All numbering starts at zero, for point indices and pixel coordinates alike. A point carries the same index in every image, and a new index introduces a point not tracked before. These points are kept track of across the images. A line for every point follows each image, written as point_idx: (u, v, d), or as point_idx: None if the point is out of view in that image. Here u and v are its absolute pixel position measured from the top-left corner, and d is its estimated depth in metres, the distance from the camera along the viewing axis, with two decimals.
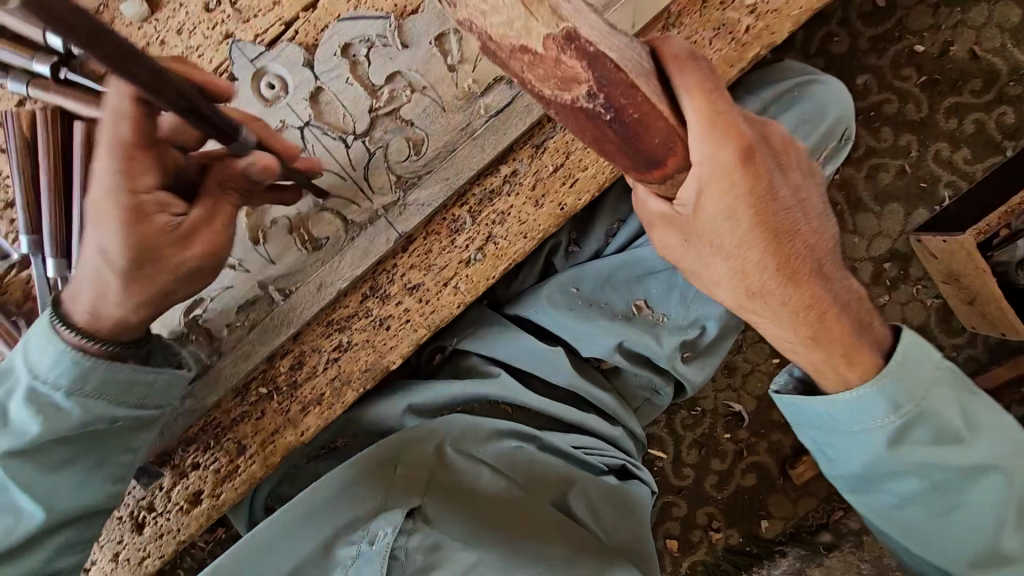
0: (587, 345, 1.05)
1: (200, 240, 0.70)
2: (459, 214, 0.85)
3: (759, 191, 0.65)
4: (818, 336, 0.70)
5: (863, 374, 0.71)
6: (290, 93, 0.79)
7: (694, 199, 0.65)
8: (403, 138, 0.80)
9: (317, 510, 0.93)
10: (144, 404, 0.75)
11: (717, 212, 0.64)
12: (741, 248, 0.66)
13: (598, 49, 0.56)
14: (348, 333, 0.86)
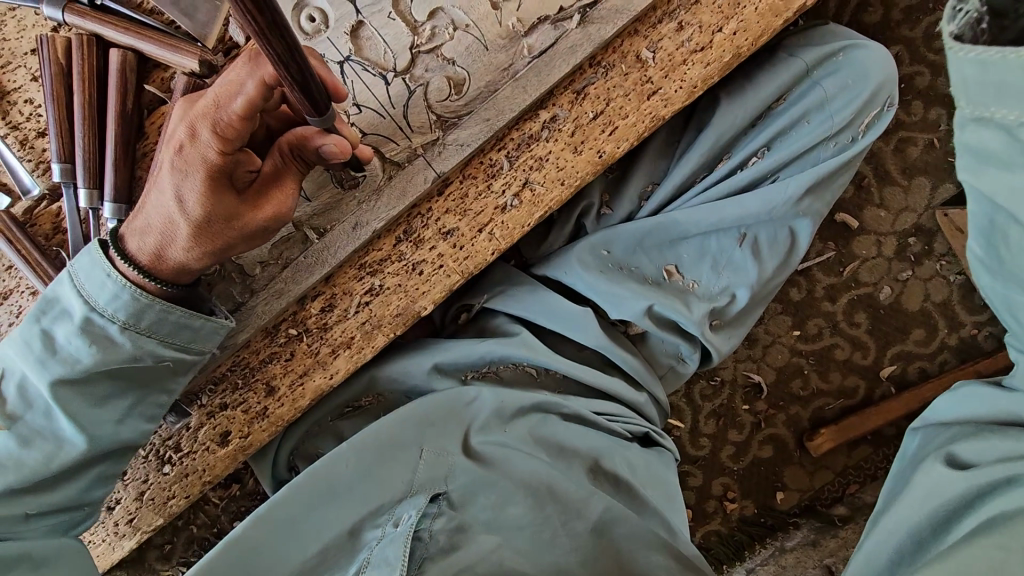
0: (616, 309, 1.03)
1: (271, 203, 0.75)
2: (496, 157, 0.84)
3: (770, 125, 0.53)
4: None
5: None
6: (331, 26, 0.78)
7: None
8: (443, 75, 0.79)
9: (346, 479, 0.94)
10: (186, 347, 0.77)
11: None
12: None
13: None
14: (380, 277, 0.85)
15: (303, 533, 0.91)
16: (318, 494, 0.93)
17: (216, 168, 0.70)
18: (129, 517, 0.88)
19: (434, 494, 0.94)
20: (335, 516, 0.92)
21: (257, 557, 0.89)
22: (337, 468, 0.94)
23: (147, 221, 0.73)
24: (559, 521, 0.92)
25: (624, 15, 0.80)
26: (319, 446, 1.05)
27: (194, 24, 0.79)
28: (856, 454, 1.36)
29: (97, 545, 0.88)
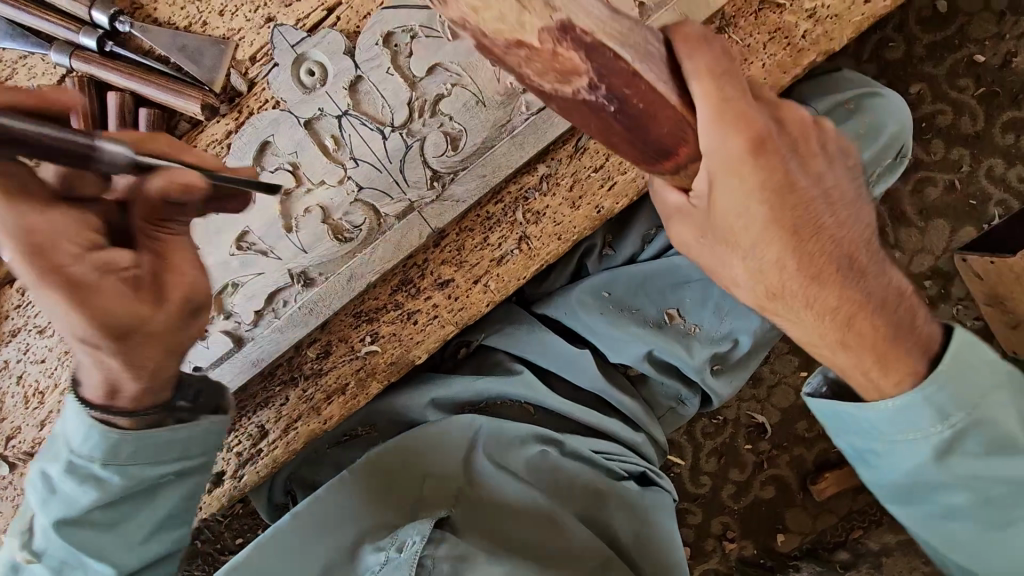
0: (615, 351, 1.05)
1: (174, 287, 0.65)
2: (493, 211, 0.83)
3: (773, 183, 0.59)
4: (887, 355, 0.63)
5: (899, 382, 0.63)
6: (328, 82, 0.77)
7: (706, 190, 0.61)
8: (442, 131, 0.78)
9: (349, 507, 0.95)
10: (186, 454, 0.72)
11: (746, 206, 0.59)
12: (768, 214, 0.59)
13: (596, 39, 0.54)
14: (376, 325, 0.86)
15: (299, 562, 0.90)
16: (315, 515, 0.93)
17: (80, 279, 0.60)
18: None
19: (438, 518, 0.93)
20: (330, 541, 0.92)
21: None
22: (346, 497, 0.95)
23: (81, 367, 0.67)
24: (563, 547, 0.92)
25: None
26: (310, 477, 1.07)
27: (200, 69, 0.79)
28: (862, 499, 1.33)
29: None
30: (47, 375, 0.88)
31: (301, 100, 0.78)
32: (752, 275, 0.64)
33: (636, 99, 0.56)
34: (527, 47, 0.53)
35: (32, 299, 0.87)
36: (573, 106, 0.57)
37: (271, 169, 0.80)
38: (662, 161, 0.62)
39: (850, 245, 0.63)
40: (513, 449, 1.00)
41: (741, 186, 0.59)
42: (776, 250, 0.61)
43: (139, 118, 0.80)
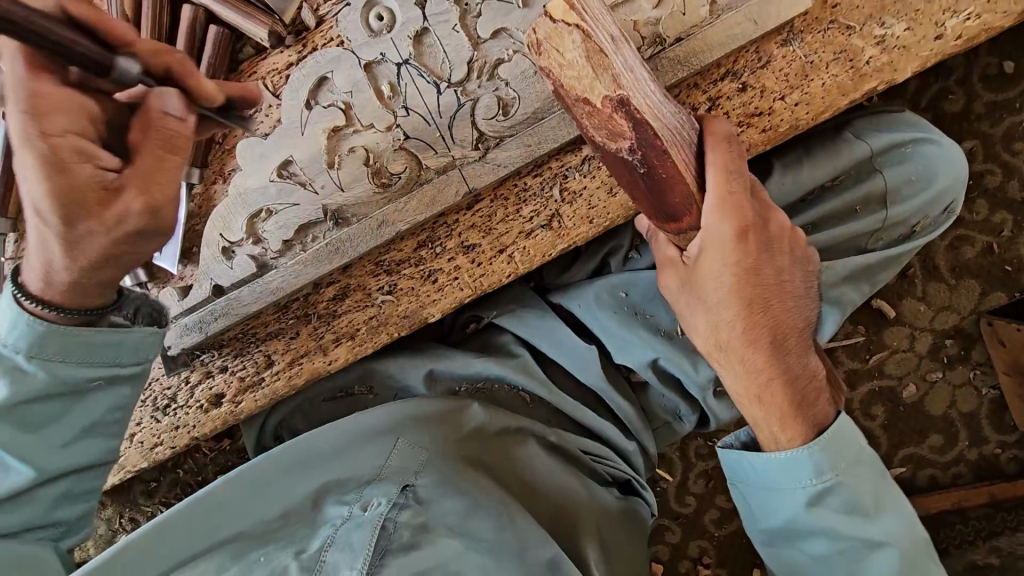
0: (623, 353, 1.03)
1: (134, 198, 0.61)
2: (530, 184, 0.84)
3: (747, 263, 0.69)
4: (787, 417, 0.72)
5: (791, 439, 0.72)
6: (395, 29, 0.79)
7: (696, 253, 0.70)
8: (496, 95, 0.79)
9: (325, 456, 0.91)
10: (117, 361, 0.66)
11: (717, 271, 0.69)
12: (728, 286, 0.69)
13: (644, 116, 0.62)
14: (395, 278, 0.87)
15: (262, 503, 0.88)
16: (288, 467, 0.90)
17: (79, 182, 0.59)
18: (117, 455, 0.92)
19: (405, 485, 0.86)
20: (293, 492, 0.89)
21: (226, 514, 0.87)
22: (326, 445, 0.92)
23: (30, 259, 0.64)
24: (519, 544, 0.82)
25: (688, 67, 0.77)
26: (299, 425, 1.08)
27: None
28: None
29: None
30: None
31: (365, 43, 0.80)
32: (709, 328, 0.72)
33: (663, 171, 0.65)
34: (591, 106, 0.62)
35: None
36: (611, 158, 0.66)
37: (325, 104, 0.81)
38: (668, 220, 0.70)
39: (789, 332, 0.72)
40: (496, 437, 0.97)
41: (721, 255, 0.68)
42: (733, 315, 0.70)
43: (208, 35, 0.83)
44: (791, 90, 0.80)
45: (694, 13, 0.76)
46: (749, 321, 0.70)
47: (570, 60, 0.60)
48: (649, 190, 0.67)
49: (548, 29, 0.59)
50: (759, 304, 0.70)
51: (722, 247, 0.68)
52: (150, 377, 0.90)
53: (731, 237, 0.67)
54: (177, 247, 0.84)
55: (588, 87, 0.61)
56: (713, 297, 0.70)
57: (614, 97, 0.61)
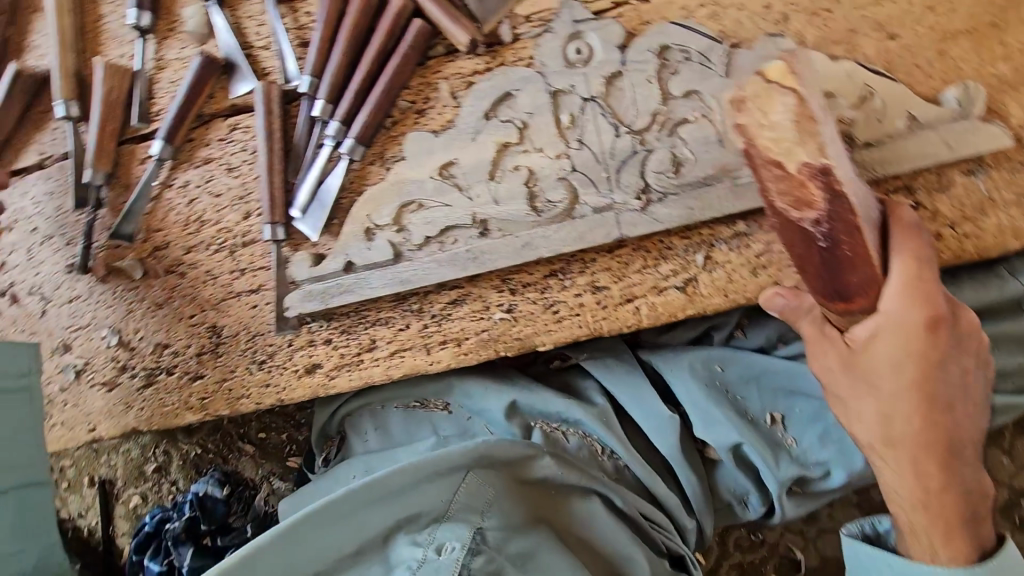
0: (706, 427, 1.00)
1: None
2: (677, 243, 0.83)
3: (931, 356, 0.69)
4: (953, 531, 0.74)
5: (951, 555, 0.74)
6: (590, 66, 0.81)
7: (865, 337, 0.71)
8: (672, 152, 0.79)
9: (397, 490, 0.90)
10: None
11: (887, 360, 0.70)
12: (903, 378, 0.70)
13: (842, 190, 0.61)
14: (518, 299, 0.86)
15: (338, 531, 0.87)
16: (357, 499, 0.87)
17: None
18: (204, 396, 0.93)
19: (475, 528, 0.86)
20: (367, 521, 0.88)
21: (308, 542, 0.85)
22: (396, 480, 0.89)
23: None
24: None
25: (872, 173, 0.76)
26: (365, 424, 1.11)
27: (480, 8, 0.85)
28: None
29: (166, 406, 0.94)
30: (214, 209, 0.92)
31: (559, 71, 0.81)
32: (871, 418, 0.74)
33: (847, 248, 0.64)
34: (783, 172, 0.62)
35: (235, 138, 0.92)
36: (795, 226, 0.66)
37: (502, 119, 0.83)
38: (835, 299, 0.70)
39: (961, 436, 0.73)
40: (559, 496, 0.97)
41: (892, 345, 0.69)
42: (912, 411, 0.71)
43: (410, 26, 0.85)
44: (965, 220, 0.78)
45: (891, 122, 0.75)
46: (919, 417, 0.71)
47: (774, 122, 0.60)
48: (826, 262, 0.67)
49: (760, 89, 0.60)
50: (931, 398, 0.71)
51: (902, 337, 0.69)
52: (258, 330, 0.92)
53: (914, 332, 0.69)
54: (323, 216, 0.87)
55: (785, 151, 0.60)
56: (883, 389, 0.72)
57: (818, 166, 0.60)
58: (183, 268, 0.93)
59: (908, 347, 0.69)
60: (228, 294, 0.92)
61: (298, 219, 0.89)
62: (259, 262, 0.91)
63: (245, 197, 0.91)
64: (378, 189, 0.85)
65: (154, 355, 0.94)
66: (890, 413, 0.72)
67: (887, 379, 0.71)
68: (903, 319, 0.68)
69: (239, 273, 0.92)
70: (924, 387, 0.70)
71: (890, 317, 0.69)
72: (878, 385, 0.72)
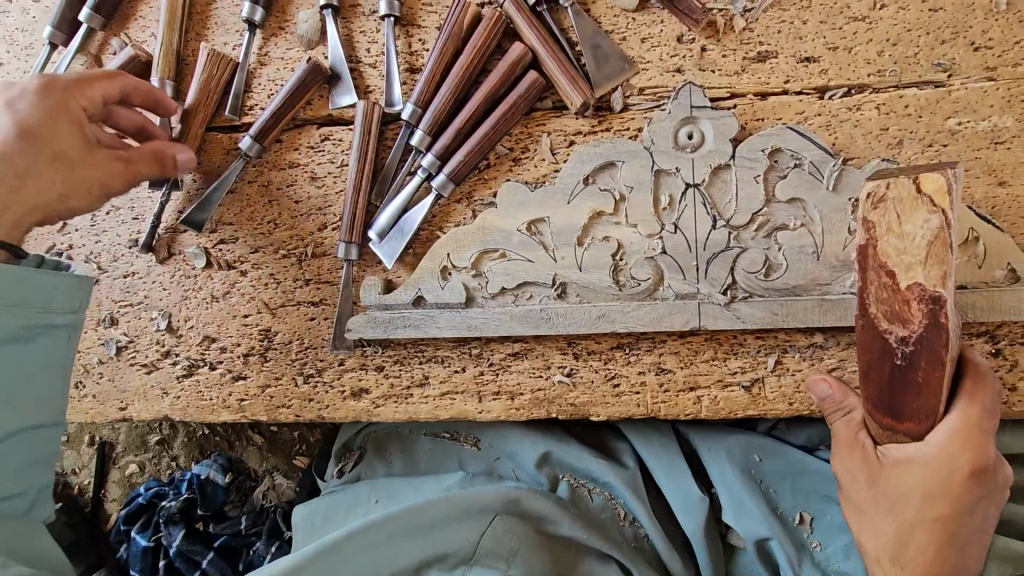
0: (739, 518, 0.97)
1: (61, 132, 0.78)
2: (749, 342, 0.83)
3: (959, 499, 0.68)
4: None
5: None
6: (700, 152, 0.80)
7: (902, 458, 0.69)
8: (766, 254, 0.79)
9: (428, 525, 0.91)
10: None
11: (914, 488, 0.69)
12: (928, 506, 0.69)
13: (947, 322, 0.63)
14: (582, 364, 0.86)
15: (372, 560, 0.89)
16: (394, 527, 0.90)
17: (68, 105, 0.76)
18: (245, 398, 0.92)
19: None
20: (399, 552, 0.90)
21: (344, 566, 0.88)
22: (425, 515, 0.91)
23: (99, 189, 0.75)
24: None
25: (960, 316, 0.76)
26: (390, 448, 1.10)
27: (598, 71, 0.84)
28: None
29: (203, 400, 0.93)
30: (289, 214, 0.91)
31: (668, 152, 0.80)
32: (881, 530, 0.72)
33: (921, 375, 0.66)
34: (892, 282, 0.65)
35: (325, 148, 0.91)
36: (875, 335, 0.69)
37: (601, 187, 0.82)
38: (885, 414, 0.71)
39: (966, 574, 0.72)
40: (576, 554, 0.94)
41: (923, 476, 0.68)
42: (927, 541, 0.70)
43: (525, 75, 0.84)
44: None
45: (990, 270, 0.75)
46: (928, 545, 0.70)
47: (906, 232, 0.63)
48: (891, 378, 0.69)
49: (906, 195, 0.62)
50: (954, 532, 0.69)
51: (943, 470, 0.67)
52: (311, 343, 0.91)
53: (958, 470, 0.67)
54: (401, 245, 0.86)
55: (905, 264, 0.64)
56: (902, 510, 0.70)
57: (927, 292, 0.63)
58: (247, 266, 0.92)
59: (943, 479, 0.67)
60: (287, 301, 0.91)
61: (374, 242, 0.88)
62: (326, 274, 0.90)
63: (324, 210, 0.90)
64: (463, 230, 0.84)
65: (200, 347, 0.93)
66: (903, 533, 0.71)
67: (913, 504, 0.69)
68: (949, 452, 0.66)
69: (302, 283, 0.91)
70: (947, 520, 0.69)
71: (933, 445, 0.67)
72: (894, 500, 0.70)
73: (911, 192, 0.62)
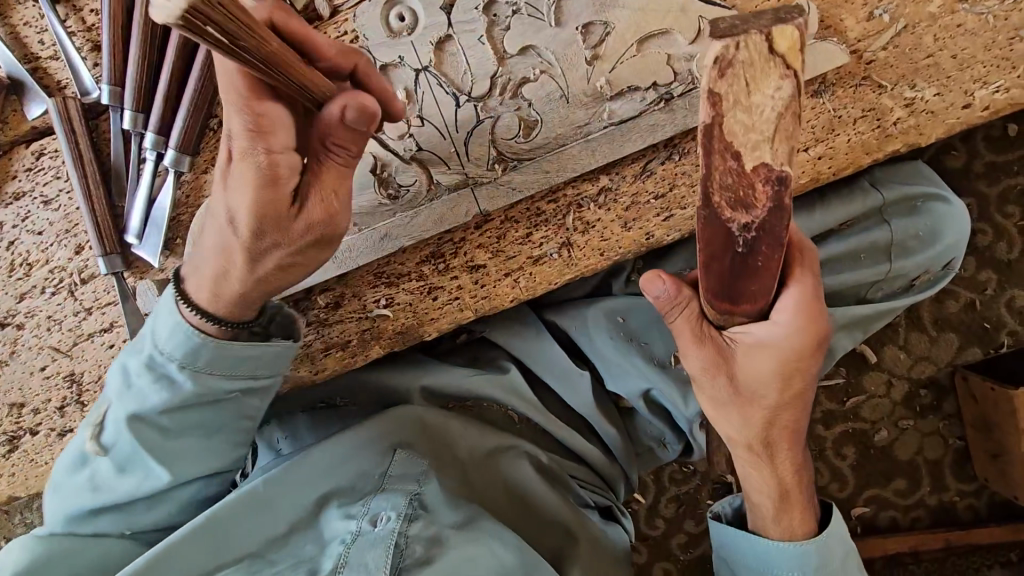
0: (614, 379, 0.98)
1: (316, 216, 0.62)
2: (543, 208, 0.80)
3: (801, 367, 0.67)
4: (804, 508, 0.74)
5: (797, 528, 0.73)
6: (416, 32, 0.75)
7: (754, 334, 0.65)
8: (518, 115, 0.75)
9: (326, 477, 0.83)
10: None
11: (762, 365, 0.66)
12: (778, 370, 0.66)
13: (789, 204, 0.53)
14: (395, 291, 0.82)
15: (253, 529, 0.78)
16: (279, 485, 0.81)
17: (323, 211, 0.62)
18: None
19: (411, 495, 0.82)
20: (286, 511, 0.81)
21: (234, 531, 0.77)
22: (322, 465, 0.83)
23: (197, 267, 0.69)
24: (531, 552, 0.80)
25: None
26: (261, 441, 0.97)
27: None
28: None
29: (38, 467, 0.87)
30: (40, 248, 0.83)
31: (384, 43, 0.75)
32: (747, 417, 0.70)
33: (761, 260, 0.57)
34: (738, 167, 0.52)
35: (46, 165, 0.82)
36: (715, 225, 0.55)
37: None
38: (723, 302, 0.62)
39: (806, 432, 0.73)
40: (488, 460, 0.93)
41: (780, 359, 0.66)
42: (772, 403, 0.69)
43: None
44: (816, 142, 0.78)
45: None
46: (778, 413, 0.70)
47: (753, 103, 0.50)
48: (730, 268, 0.59)
49: (758, 58, 0.49)
50: (800, 398, 0.70)
51: (788, 342, 0.65)
52: None
53: (803, 333, 0.65)
54: (160, 238, 0.79)
55: (748, 142, 0.51)
56: (756, 384, 0.68)
57: (775, 172, 0.51)
58: (21, 317, 0.85)
59: (792, 345, 0.65)
60: (79, 337, 0.85)
61: (136, 245, 0.81)
62: (105, 294, 0.84)
63: (73, 231, 0.83)
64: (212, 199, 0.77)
65: (14, 416, 0.86)
66: (755, 406, 0.69)
67: (766, 369, 0.66)
68: (793, 316, 0.64)
69: (85, 313, 0.84)
70: (795, 390, 0.69)
71: (779, 314, 0.64)
72: (748, 375, 0.67)
73: (763, 54, 0.49)
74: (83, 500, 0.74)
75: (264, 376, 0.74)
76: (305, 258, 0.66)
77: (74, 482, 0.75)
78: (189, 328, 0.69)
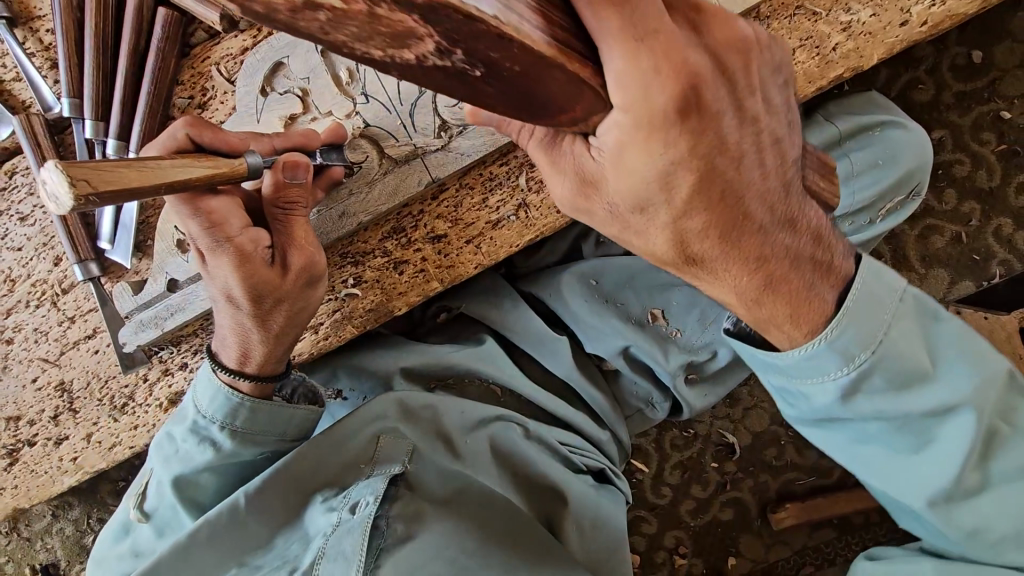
0: (593, 341, 0.97)
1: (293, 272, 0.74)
2: (497, 172, 0.82)
3: (701, 149, 0.51)
4: (799, 311, 0.60)
5: (810, 331, 0.60)
6: None
7: (609, 145, 0.51)
8: None
9: (311, 474, 0.85)
10: None
11: (646, 171, 0.51)
12: (666, 173, 0.51)
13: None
14: (361, 269, 0.84)
15: (255, 526, 0.81)
16: (276, 481, 0.83)
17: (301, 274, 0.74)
18: (74, 455, 0.88)
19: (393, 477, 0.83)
20: (285, 505, 0.83)
21: (231, 540, 0.80)
22: (307, 464, 0.84)
23: (221, 344, 0.80)
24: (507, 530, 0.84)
25: None
26: None
27: None
28: (819, 535, 1.30)
29: (39, 477, 0.89)
30: (22, 264, 0.87)
31: None
32: (654, 234, 0.56)
33: (508, 63, 0.42)
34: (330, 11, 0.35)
35: (20, 183, 0.86)
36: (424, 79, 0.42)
37: (281, 91, 0.79)
38: (553, 117, 0.49)
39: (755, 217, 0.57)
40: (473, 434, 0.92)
41: (649, 148, 0.49)
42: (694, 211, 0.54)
43: (156, 16, 0.79)
44: None
45: None
46: (701, 222, 0.55)
47: None
48: (501, 89, 0.45)
49: None
50: (720, 183, 0.53)
51: (639, 120, 0.48)
52: (107, 374, 0.87)
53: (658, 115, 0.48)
54: (131, 239, 0.82)
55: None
56: (652, 199, 0.53)
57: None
58: (10, 332, 0.88)
59: (648, 124, 0.48)
60: (65, 346, 0.87)
61: (109, 250, 0.84)
62: (86, 301, 0.87)
63: (50, 243, 0.86)
64: None
65: (12, 429, 0.89)
66: (680, 233, 0.56)
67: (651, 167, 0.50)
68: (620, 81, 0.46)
69: (68, 322, 0.87)
70: (704, 173, 0.52)
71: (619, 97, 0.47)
72: (631, 190, 0.53)
73: None
74: (128, 566, 0.84)
75: (292, 436, 0.85)
76: (303, 305, 0.77)
77: (119, 550, 0.85)
78: (224, 390, 0.79)
